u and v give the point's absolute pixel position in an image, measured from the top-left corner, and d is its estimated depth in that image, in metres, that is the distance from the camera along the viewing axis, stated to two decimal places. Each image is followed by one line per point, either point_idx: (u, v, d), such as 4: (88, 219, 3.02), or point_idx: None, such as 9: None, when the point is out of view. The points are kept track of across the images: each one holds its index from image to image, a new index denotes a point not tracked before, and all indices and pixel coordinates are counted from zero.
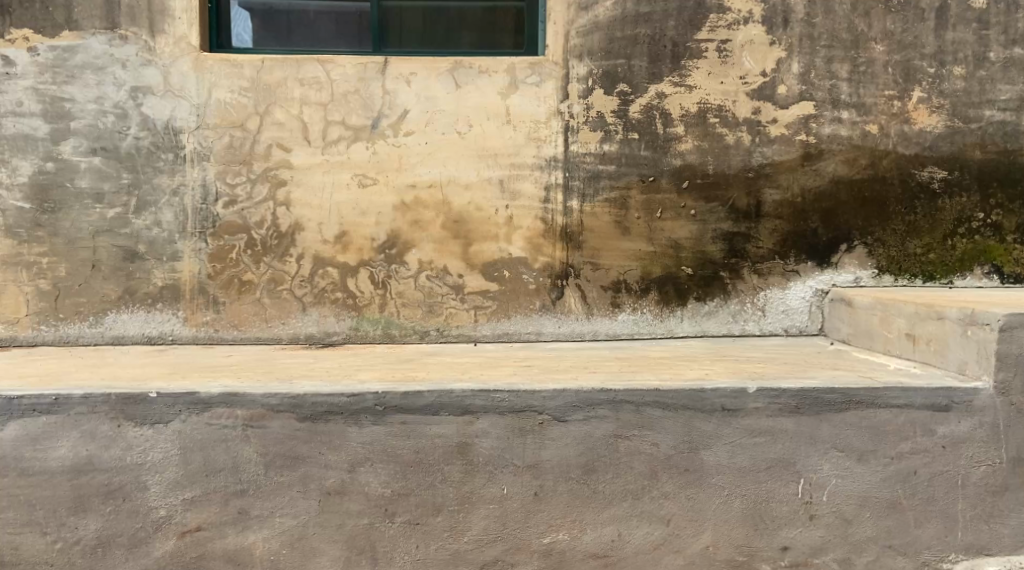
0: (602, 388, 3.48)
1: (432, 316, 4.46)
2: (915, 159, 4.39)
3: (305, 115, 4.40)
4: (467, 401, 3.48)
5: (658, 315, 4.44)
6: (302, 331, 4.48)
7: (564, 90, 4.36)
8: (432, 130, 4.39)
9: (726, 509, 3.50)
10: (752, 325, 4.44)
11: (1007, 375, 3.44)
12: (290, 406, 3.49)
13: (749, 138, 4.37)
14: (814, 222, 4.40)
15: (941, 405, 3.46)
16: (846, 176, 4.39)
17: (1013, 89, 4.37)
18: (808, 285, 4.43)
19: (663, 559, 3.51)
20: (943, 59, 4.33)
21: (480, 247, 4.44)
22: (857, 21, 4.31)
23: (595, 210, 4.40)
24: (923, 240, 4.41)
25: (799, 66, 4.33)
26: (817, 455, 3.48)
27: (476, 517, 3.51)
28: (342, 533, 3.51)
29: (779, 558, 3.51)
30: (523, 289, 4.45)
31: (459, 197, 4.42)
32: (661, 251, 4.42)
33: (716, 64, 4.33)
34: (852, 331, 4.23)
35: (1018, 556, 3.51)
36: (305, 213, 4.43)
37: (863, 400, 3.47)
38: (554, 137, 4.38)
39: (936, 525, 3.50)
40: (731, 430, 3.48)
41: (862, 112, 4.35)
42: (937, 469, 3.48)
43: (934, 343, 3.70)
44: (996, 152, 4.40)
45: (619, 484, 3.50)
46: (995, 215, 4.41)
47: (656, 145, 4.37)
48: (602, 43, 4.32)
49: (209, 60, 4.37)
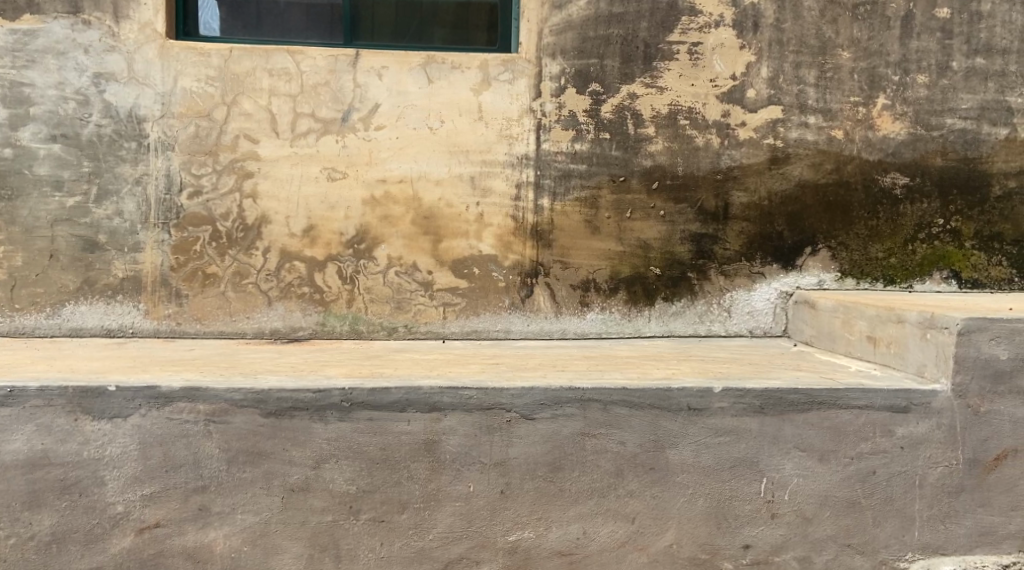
0: (570, 387, 3.48)
1: (401, 312, 4.44)
2: (879, 165, 4.47)
3: (273, 106, 4.34)
4: (435, 398, 3.46)
5: (626, 314, 4.47)
6: (267, 326, 4.43)
7: (536, 88, 4.36)
8: (403, 124, 4.36)
9: (690, 507, 3.53)
10: (718, 326, 4.49)
11: (965, 377, 3.51)
12: (254, 401, 3.45)
13: (718, 140, 4.41)
14: (780, 225, 4.46)
15: (900, 406, 3.53)
16: (811, 180, 4.45)
17: (974, 98, 4.46)
18: (772, 287, 4.49)
19: (628, 557, 3.54)
20: (907, 67, 4.42)
21: (450, 244, 4.42)
22: (825, 27, 4.37)
23: (565, 209, 4.41)
24: (885, 245, 4.49)
25: (768, 70, 4.38)
26: (779, 455, 3.53)
27: (441, 514, 3.50)
28: (305, 530, 3.48)
29: (740, 556, 3.56)
30: (492, 286, 4.44)
31: (430, 194, 4.39)
32: (630, 251, 4.44)
33: (687, 66, 4.37)
34: (815, 333, 4.30)
35: (972, 556, 3.60)
36: (272, 205, 4.38)
37: (824, 401, 3.52)
38: (525, 135, 4.38)
39: (893, 524, 3.57)
40: (697, 429, 3.52)
41: (829, 118, 4.42)
42: (895, 469, 3.55)
43: (894, 346, 3.78)
44: (956, 159, 4.49)
45: (586, 482, 3.51)
46: (954, 221, 4.51)
47: (627, 145, 4.39)
48: (575, 42, 4.33)
49: (175, 48, 4.29)
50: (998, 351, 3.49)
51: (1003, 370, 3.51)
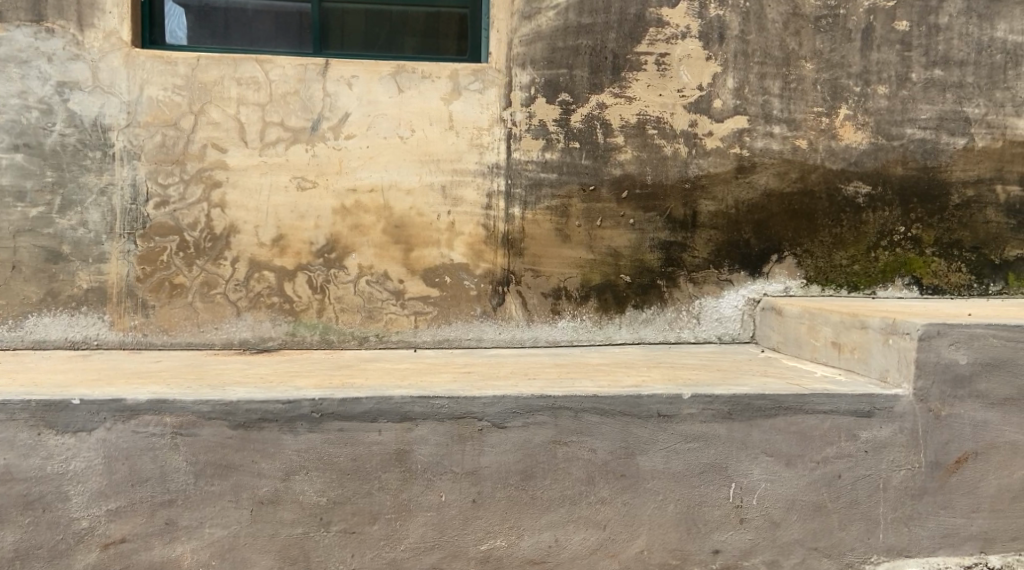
0: (541, 395, 3.50)
1: (372, 321, 4.43)
2: (842, 174, 4.55)
3: (242, 115, 4.31)
4: (407, 407, 3.45)
5: (597, 322, 4.50)
6: (236, 336, 4.39)
7: (506, 98, 4.39)
8: (373, 133, 4.36)
9: (661, 512, 3.56)
10: (687, 333, 4.54)
11: (926, 382, 3.58)
12: (222, 413, 3.41)
13: (685, 150, 4.47)
14: (746, 233, 4.53)
15: (864, 411, 3.59)
16: (777, 189, 4.52)
17: (933, 109, 4.55)
18: (739, 294, 4.55)
19: (599, 564, 3.56)
20: (868, 79, 4.50)
21: (422, 252, 4.42)
22: (789, 39, 4.45)
23: (536, 217, 4.43)
24: (849, 252, 4.57)
25: (734, 81, 4.45)
26: (748, 460, 3.58)
27: (413, 525, 3.49)
28: (274, 543, 3.45)
29: (710, 561, 3.59)
30: (463, 294, 4.45)
31: (400, 203, 4.39)
32: (600, 259, 4.48)
33: (655, 77, 4.43)
34: (781, 339, 4.36)
35: (935, 557, 3.68)
36: (240, 215, 4.34)
37: (791, 407, 3.57)
38: (495, 145, 4.40)
39: (859, 527, 3.64)
40: (667, 436, 3.55)
41: (793, 128, 4.50)
42: (860, 473, 3.61)
43: (858, 351, 3.85)
44: (917, 169, 4.57)
45: (557, 489, 3.52)
46: (915, 228, 4.59)
47: (597, 154, 4.43)
48: (544, 52, 4.37)
49: (140, 56, 4.25)
50: (958, 356, 3.58)
51: (963, 375, 3.59)
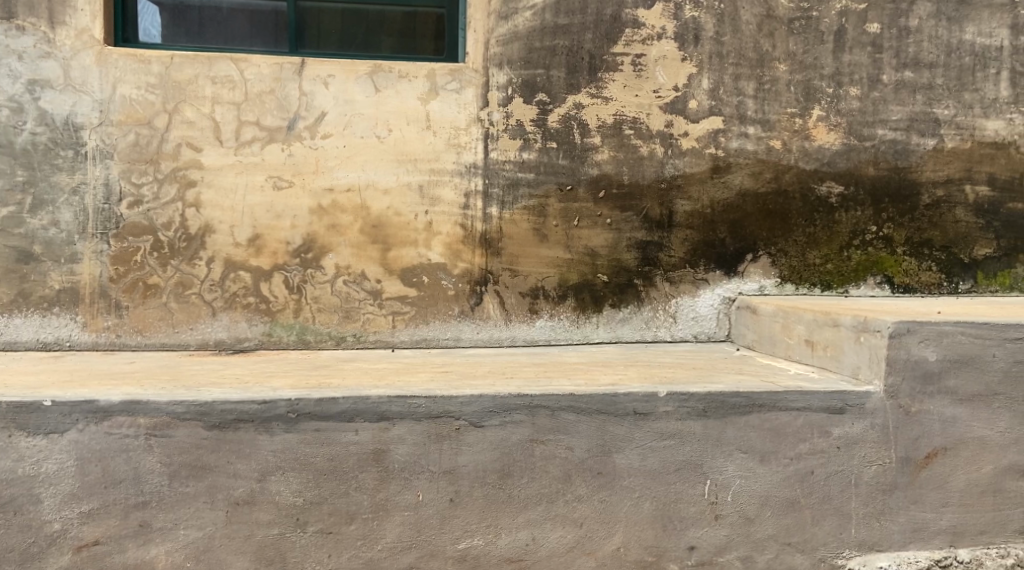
0: (519, 393, 3.52)
1: (350, 321, 4.41)
2: (815, 174, 4.58)
3: (217, 114, 4.28)
4: (384, 407, 3.45)
5: (575, 321, 4.52)
6: (211, 337, 4.36)
7: (483, 98, 4.39)
8: (349, 133, 4.35)
9: (637, 510, 3.59)
10: (664, 332, 4.56)
11: (896, 379, 3.64)
12: (197, 414, 3.39)
13: (661, 150, 4.49)
14: (722, 232, 4.56)
15: (836, 407, 3.64)
16: (752, 189, 4.56)
17: (904, 110, 4.58)
18: (715, 293, 4.58)
19: (576, 561, 3.58)
20: (841, 80, 4.54)
21: (399, 252, 4.41)
22: (763, 41, 4.48)
23: (514, 217, 4.44)
24: (822, 251, 4.61)
25: (709, 82, 4.48)
26: (723, 457, 3.62)
27: (390, 524, 3.49)
28: (250, 544, 3.43)
29: (685, 557, 3.63)
30: (441, 294, 4.45)
31: (378, 202, 4.38)
32: (578, 258, 4.50)
33: (631, 77, 4.45)
34: (756, 338, 4.41)
35: (906, 552, 3.74)
36: (215, 215, 4.31)
37: (765, 404, 3.61)
38: (473, 144, 4.40)
39: (831, 523, 3.69)
40: (643, 434, 3.58)
41: (768, 128, 4.53)
42: (833, 469, 3.67)
43: (831, 349, 3.91)
44: (888, 169, 4.61)
45: (535, 487, 3.54)
46: (887, 228, 4.63)
47: (574, 154, 4.45)
48: (521, 52, 4.38)
49: (113, 54, 4.21)
50: (927, 353, 3.64)
51: (932, 371, 3.65)
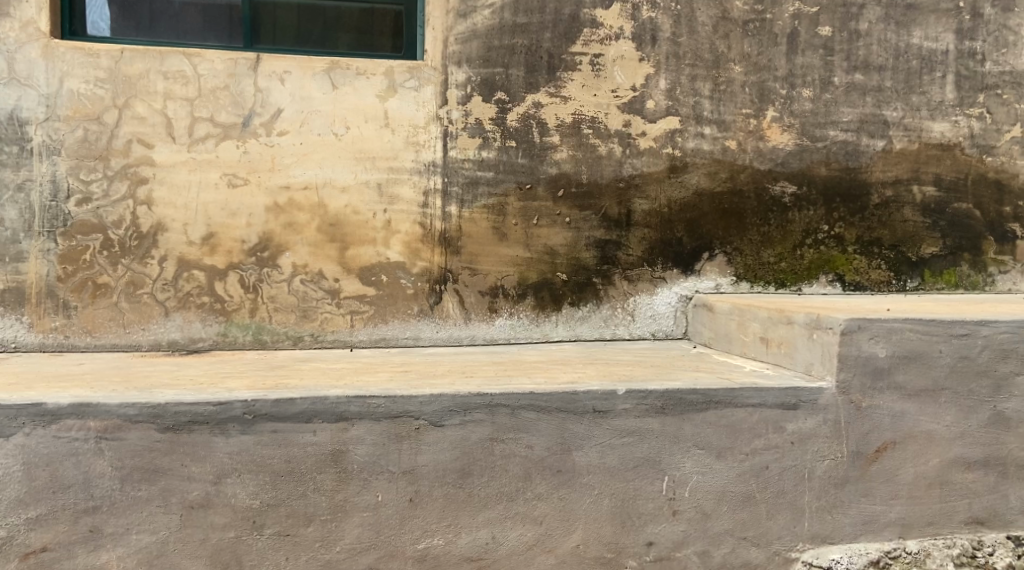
0: (479, 392, 3.51)
1: (307, 320, 4.36)
2: (769, 174, 4.65)
3: (169, 110, 4.20)
4: (343, 407, 3.42)
5: (535, 319, 4.53)
6: (164, 337, 4.27)
7: (442, 96, 4.38)
8: (306, 130, 4.30)
9: (596, 507, 3.62)
10: (622, 330, 4.60)
11: (848, 375, 3.72)
12: (150, 416, 3.33)
13: (620, 149, 4.53)
14: (679, 231, 4.61)
15: (790, 403, 3.71)
16: (708, 189, 4.61)
17: (854, 111, 4.67)
18: (672, 292, 4.63)
19: (536, 559, 3.59)
20: (794, 82, 4.62)
21: (358, 251, 4.37)
22: (718, 42, 4.54)
23: (473, 215, 4.43)
24: (776, 250, 4.68)
25: (666, 82, 4.53)
26: (680, 454, 3.66)
27: (349, 525, 3.46)
28: (205, 548, 3.38)
29: (644, 553, 3.67)
30: (400, 293, 4.42)
31: (336, 201, 4.34)
32: (537, 257, 4.51)
33: (590, 77, 4.47)
34: (713, 335, 4.46)
35: (858, 543, 3.82)
36: (168, 213, 4.23)
37: (721, 401, 3.66)
38: (432, 143, 4.39)
39: (785, 516, 3.76)
40: (602, 431, 3.60)
41: (723, 129, 4.59)
42: (787, 464, 3.73)
43: (785, 347, 3.98)
44: (839, 169, 4.69)
45: (494, 486, 3.54)
46: (838, 227, 4.71)
47: (533, 153, 4.46)
48: (480, 51, 4.38)
49: (60, 47, 4.11)
50: (877, 349, 3.73)
51: (881, 367, 3.74)
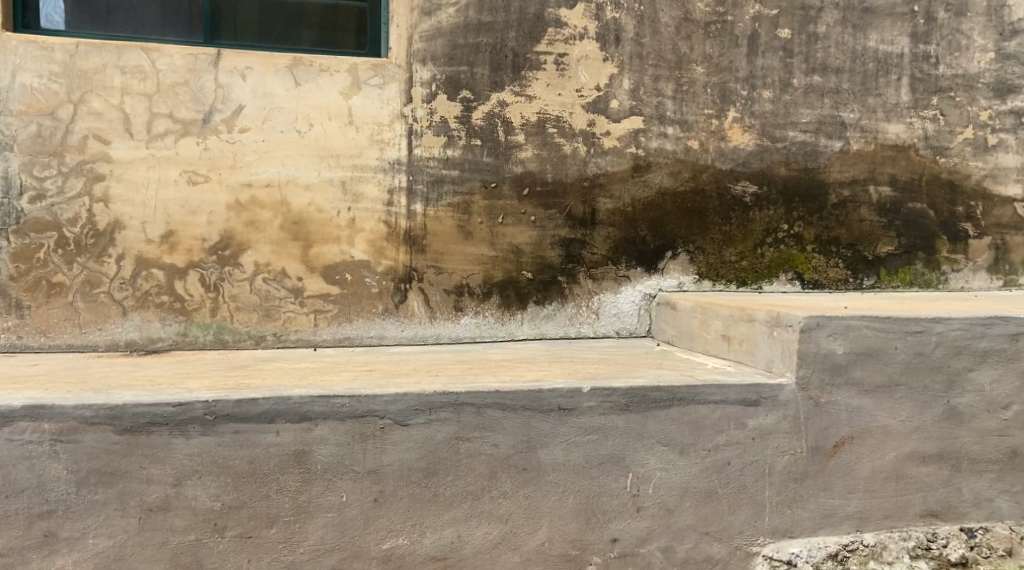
0: (444, 391, 3.50)
1: (270, 320, 4.31)
2: (730, 174, 4.71)
3: (126, 105, 4.13)
4: (306, 407, 3.39)
5: (500, 318, 4.53)
6: (122, 337, 4.21)
7: (407, 94, 4.36)
8: (269, 127, 4.25)
9: (561, 505, 3.63)
10: (587, 328, 4.62)
11: (807, 372, 3.78)
12: (107, 417, 3.27)
13: (584, 149, 4.55)
14: (642, 230, 4.64)
15: (751, 400, 3.76)
16: (671, 188, 4.66)
17: (813, 113, 4.75)
18: (636, 290, 4.66)
19: (501, 557, 3.60)
20: (754, 83, 4.68)
21: (321, 249, 4.34)
22: (681, 43, 4.59)
23: (438, 214, 4.42)
24: (738, 249, 4.74)
25: (629, 83, 4.56)
26: (643, 451, 3.69)
27: (313, 526, 3.43)
28: (164, 551, 3.34)
29: (608, 549, 3.69)
30: (365, 293, 4.39)
31: (299, 199, 4.30)
32: (503, 255, 4.51)
33: (554, 76, 4.49)
34: (676, 333, 4.51)
35: (818, 537, 3.88)
36: (126, 211, 4.16)
37: (684, 398, 3.70)
38: (397, 141, 4.36)
39: (746, 511, 3.81)
40: (567, 429, 3.61)
41: (686, 129, 4.64)
42: (748, 459, 3.79)
43: (746, 344, 4.03)
44: (798, 170, 4.77)
45: (460, 485, 3.54)
46: (797, 226, 4.79)
47: (498, 152, 4.46)
48: (444, 49, 4.37)
49: (13, 40, 4.03)
50: (835, 346, 3.80)
51: (840, 364, 3.81)
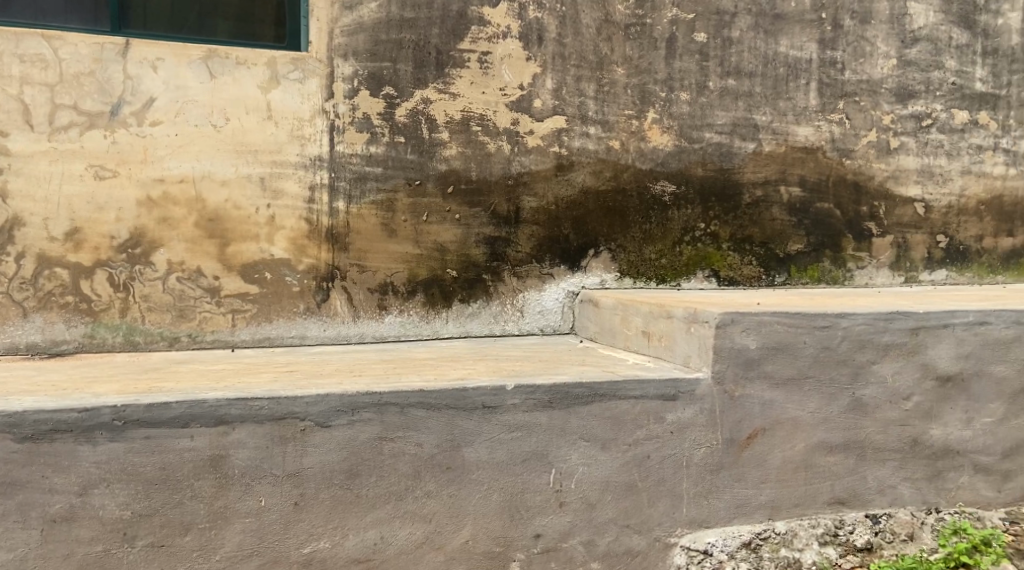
0: (367, 391, 3.45)
1: (184, 320, 4.21)
2: (650, 174, 4.80)
3: (27, 96, 3.99)
4: (222, 410, 3.28)
5: (425, 316, 4.49)
6: (23, 340, 4.08)
7: (328, 89, 4.29)
8: (182, 120, 4.14)
9: (485, 502, 3.63)
10: (512, 326, 4.63)
11: (722, 366, 3.89)
12: (5, 425, 3.11)
13: (508, 147, 4.56)
14: (566, 229, 4.68)
15: (670, 394, 3.84)
16: (593, 187, 4.71)
17: (728, 115, 4.89)
18: (560, 288, 4.70)
19: (424, 557, 3.57)
20: (672, 85, 4.78)
21: (239, 247, 4.25)
22: (602, 44, 4.65)
23: (361, 211, 4.36)
24: (657, 247, 4.84)
25: (553, 82, 4.59)
26: (566, 447, 3.72)
27: (229, 533, 3.33)
28: (70, 563, 3.20)
29: (531, 545, 3.72)
30: (285, 292, 4.31)
31: (214, 195, 4.20)
32: (428, 253, 4.48)
33: (477, 74, 4.48)
34: (598, 330, 4.57)
35: (732, 526, 4.00)
36: (26, 206, 4.02)
37: (606, 394, 3.75)
38: (317, 137, 4.29)
39: (665, 503, 3.90)
40: (491, 427, 3.62)
41: (607, 129, 4.70)
42: (667, 452, 3.87)
43: (666, 340, 4.13)
44: (714, 170, 4.90)
45: (383, 486, 3.49)
46: (713, 225, 4.91)
47: (422, 149, 4.42)
48: (366, 44, 4.31)
49: None
50: (748, 341, 3.91)
51: (753, 358, 3.93)
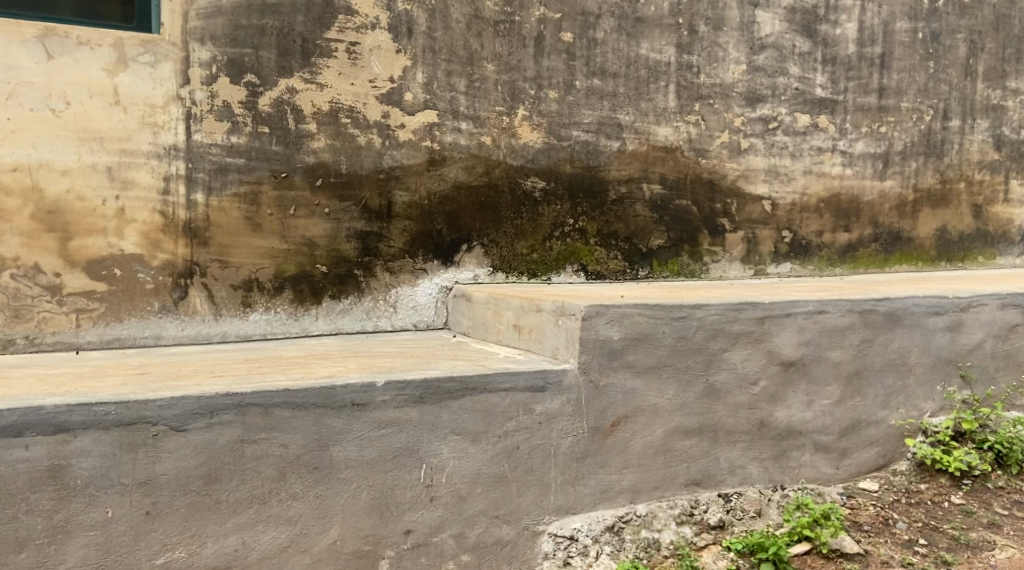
0: (226, 392, 3.34)
1: (19, 321, 3.96)
2: (520, 170, 4.87)
3: None
4: (62, 418, 3.14)
5: (294, 313, 4.36)
6: None
7: (184, 74, 4.10)
8: (15, 103, 3.88)
9: (354, 501, 3.58)
10: (385, 321, 4.57)
11: (588, 357, 4.01)
12: None
13: (379, 141, 4.49)
14: (439, 223, 4.67)
15: (538, 386, 3.92)
16: (465, 182, 4.72)
17: (593, 114, 5.03)
18: (434, 282, 4.68)
19: (291, 560, 3.48)
20: (541, 83, 4.87)
21: (83, 242, 4.02)
22: (471, 40, 4.67)
23: (223, 204, 4.19)
24: (528, 242, 4.92)
25: (423, 76, 4.56)
26: (437, 441, 3.73)
27: (72, 547, 3.18)
28: None
29: (401, 541, 3.70)
30: (138, 289, 4.10)
31: (55, 184, 3.95)
32: (296, 248, 4.35)
33: (346, 65, 4.38)
34: (471, 324, 4.60)
35: (597, 512, 4.12)
36: None
37: (475, 387, 3.79)
38: (172, 124, 4.09)
39: (533, 492, 3.98)
40: (361, 424, 3.57)
41: (478, 125, 4.73)
42: (535, 442, 3.95)
43: (535, 332, 4.21)
44: (581, 167, 5.03)
45: (244, 490, 3.38)
46: (581, 221, 5.04)
47: (288, 141, 4.29)
48: (226, 29, 4.15)
49: None
50: (612, 332, 4.05)
51: (615, 348, 4.07)
